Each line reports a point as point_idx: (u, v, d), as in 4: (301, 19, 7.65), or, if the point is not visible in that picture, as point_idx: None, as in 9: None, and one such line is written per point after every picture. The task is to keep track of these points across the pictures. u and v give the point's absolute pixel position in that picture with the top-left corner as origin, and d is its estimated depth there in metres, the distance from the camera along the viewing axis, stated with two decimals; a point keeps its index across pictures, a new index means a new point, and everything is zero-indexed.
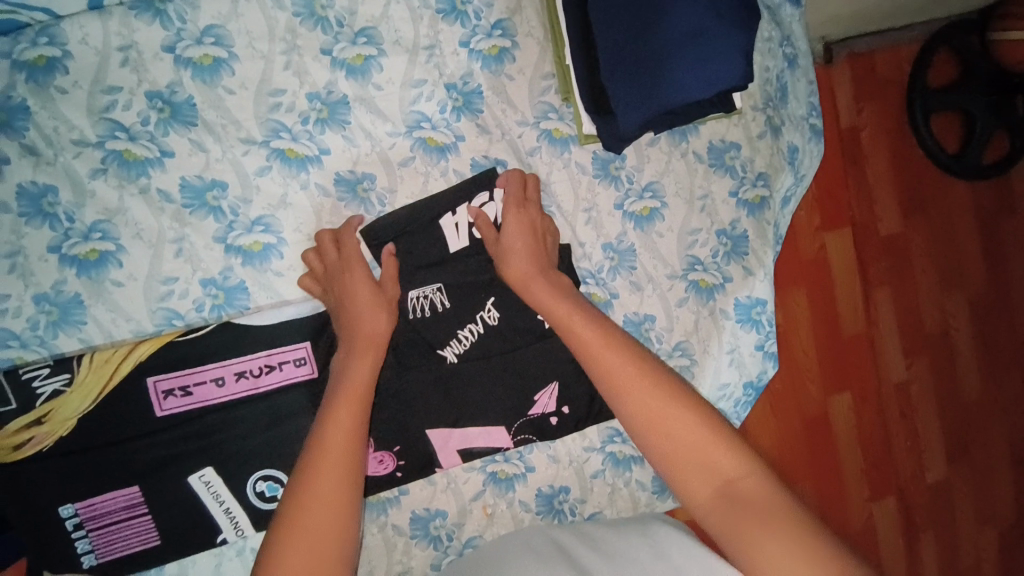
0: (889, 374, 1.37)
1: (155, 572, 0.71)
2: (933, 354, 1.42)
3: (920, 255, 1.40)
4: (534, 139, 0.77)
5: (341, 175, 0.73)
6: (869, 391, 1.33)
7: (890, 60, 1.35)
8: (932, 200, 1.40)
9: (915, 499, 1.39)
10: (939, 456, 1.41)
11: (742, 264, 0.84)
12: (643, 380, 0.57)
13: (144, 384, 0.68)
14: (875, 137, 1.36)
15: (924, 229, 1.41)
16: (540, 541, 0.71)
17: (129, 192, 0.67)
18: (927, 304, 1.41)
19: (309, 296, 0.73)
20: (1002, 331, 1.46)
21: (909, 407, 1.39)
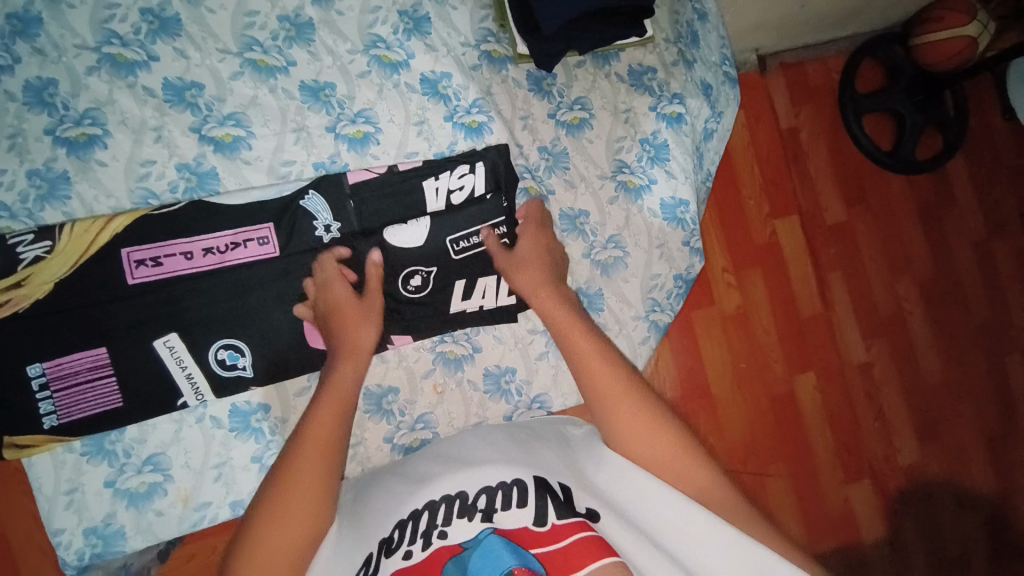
0: (851, 356, 1.42)
1: (117, 436, 0.75)
2: (891, 337, 1.46)
3: (869, 241, 1.48)
4: (475, 58, 0.90)
5: (306, 83, 0.84)
6: (830, 371, 1.38)
7: (820, 70, 1.46)
8: (876, 190, 1.49)
9: (891, 482, 1.42)
10: (908, 438, 1.44)
11: (664, 168, 0.95)
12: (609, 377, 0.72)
13: (119, 255, 0.75)
14: (814, 131, 1.46)
15: (868, 218, 1.48)
16: (501, 435, 0.80)
17: (117, 87, 0.78)
18: (880, 289, 1.47)
19: (272, 183, 0.82)
20: (958, 315, 1.52)
21: (873, 388, 1.43)
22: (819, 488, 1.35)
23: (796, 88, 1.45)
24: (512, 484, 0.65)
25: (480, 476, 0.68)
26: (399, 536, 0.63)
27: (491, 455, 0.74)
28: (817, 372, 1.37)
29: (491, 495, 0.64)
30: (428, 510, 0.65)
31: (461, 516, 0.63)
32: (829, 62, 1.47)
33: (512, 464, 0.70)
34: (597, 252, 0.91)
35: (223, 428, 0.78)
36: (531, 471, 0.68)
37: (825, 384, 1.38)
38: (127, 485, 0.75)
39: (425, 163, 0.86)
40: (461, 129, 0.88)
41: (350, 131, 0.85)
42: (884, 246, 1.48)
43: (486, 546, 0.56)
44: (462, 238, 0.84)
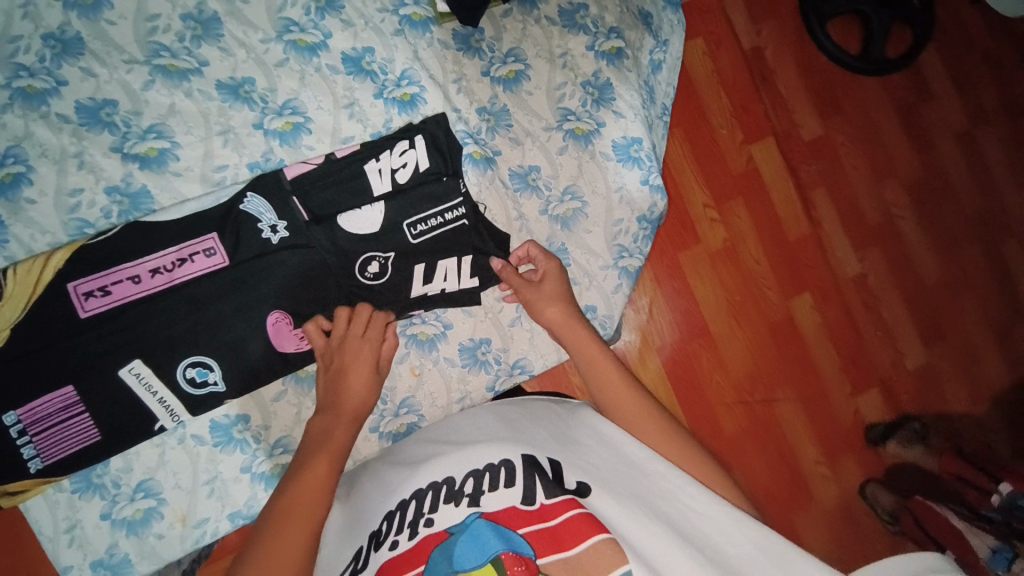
0: (847, 269, 1.40)
1: (104, 469, 0.76)
2: (885, 244, 1.43)
3: (849, 151, 1.43)
4: (395, 24, 0.85)
5: (222, 82, 0.80)
6: (828, 287, 1.36)
7: None
8: (849, 95, 1.43)
9: (902, 387, 1.40)
10: (915, 341, 1.42)
11: (611, 108, 0.91)
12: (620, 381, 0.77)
13: (66, 290, 0.74)
14: (777, 49, 1.40)
15: (845, 127, 1.43)
16: (493, 413, 0.79)
17: (31, 119, 0.75)
18: (866, 197, 1.43)
19: (208, 192, 0.79)
20: (948, 210, 1.48)
21: (872, 298, 1.41)
22: (831, 405, 1.34)
23: (755, 3, 1.38)
24: (501, 466, 0.65)
25: (470, 457, 0.68)
26: (388, 528, 0.64)
27: (485, 434, 0.73)
28: (815, 292, 1.35)
29: (478, 478, 0.65)
30: (415, 500, 0.65)
31: (448, 502, 0.63)
32: None
33: (501, 442, 0.70)
34: (554, 207, 0.88)
35: (207, 444, 0.79)
36: (519, 450, 0.67)
37: (824, 302, 1.35)
38: (123, 515, 0.76)
39: (362, 145, 0.83)
40: (393, 104, 0.85)
41: (278, 125, 0.82)
42: (866, 149, 1.44)
43: (473, 530, 0.58)
44: (420, 221, 0.82)
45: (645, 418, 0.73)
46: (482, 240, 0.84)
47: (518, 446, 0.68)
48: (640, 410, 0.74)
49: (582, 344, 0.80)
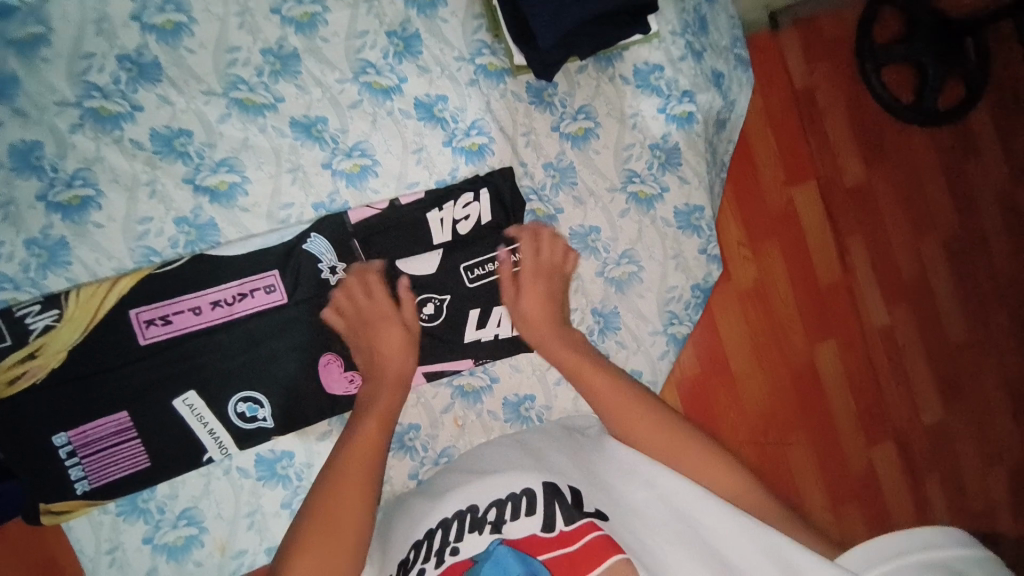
0: (874, 319, 1.38)
1: (150, 493, 0.78)
2: (914, 299, 1.42)
3: (889, 202, 1.41)
4: (470, 73, 0.85)
5: (296, 119, 0.80)
6: (852, 336, 1.34)
7: (835, 24, 1.36)
8: (895, 146, 1.41)
9: (916, 445, 1.39)
10: (933, 399, 1.41)
11: (676, 173, 0.90)
12: (623, 396, 0.75)
13: (127, 316, 0.75)
14: (830, 93, 1.37)
15: (887, 177, 1.41)
16: (516, 444, 0.80)
17: (105, 143, 0.75)
18: (900, 250, 1.41)
19: (273, 229, 0.80)
20: (981, 270, 1.46)
21: (896, 351, 1.39)
22: (844, 455, 1.33)
23: (812, 44, 1.36)
24: (521, 494, 0.66)
25: (491, 486, 0.70)
26: (415, 555, 0.65)
27: (511, 466, 0.73)
28: (838, 340, 1.33)
29: (500, 507, 0.65)
30: (442, 528, 0.66)
31: (472, 530, 0.63)
32: (845, 13, 1.37)
33: (524, 470, 0.71)
34: (611, 269, 0.88)
35: (250, 477, 0.80)
36: (540, 478, 0.68)
37: (847, 351, 1.34)
38: (165, 540, 0.78)
39: (427, 193, 0.83)
40: (461, 153, 0.85)
41: (346, 166, 0.82)
42: (904, 198, 1.42)
43: (495, 558, 0.55)
44: (477, 265, 0.83)
45: (657, 432, 0.72)
46: None
47: (542, 473, 0.70)
48: (647, 423, 0.73)
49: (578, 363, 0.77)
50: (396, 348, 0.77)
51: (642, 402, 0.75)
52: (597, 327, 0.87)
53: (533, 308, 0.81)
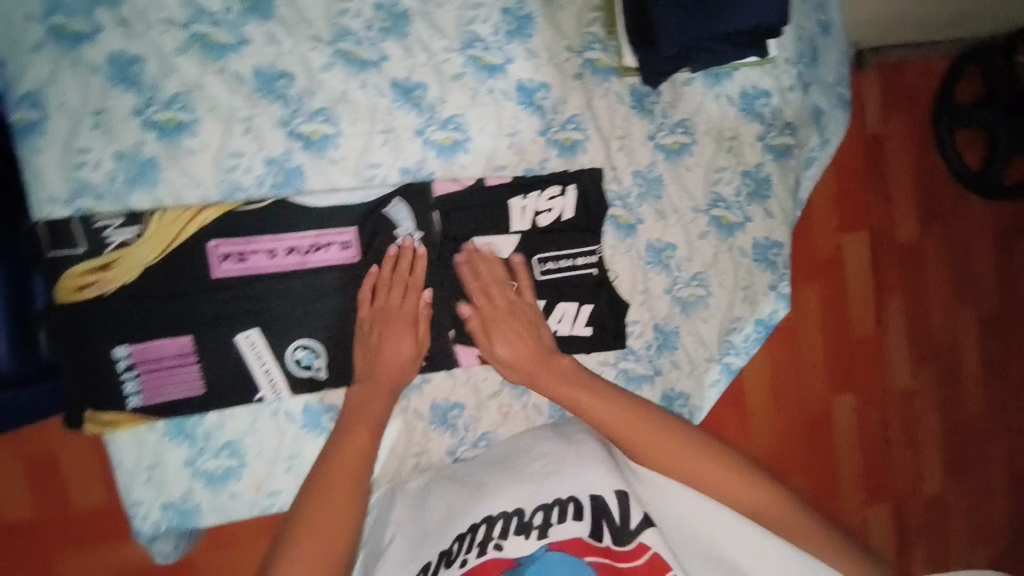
0: (897, 381, 1.37)
1: (199, 420, 0.78)
2: (942, 366, 1.39)
3: (938, 263, 1.36)
4: (578, 66, 0.83)
5: (397, 81, 0.78)
6: (872, 394, 1.35)
7: (919, 71, 1.30)
8: (954, 211, 1.36)
9: (911, 509, 1.39)
10: (937, 468, 1.40)
11: (763, 205, 0.89)
12: (645, 425, 0.67)
13: (205, 247, 0.75)
14: (899, 142, 1.32)
15: (941, 237, 1.36)
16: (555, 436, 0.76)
17: (209, 71, 0.73)
18: (939, 315, 1.37)
19: (358, 186, 0.79)
20: (1017, 349, 1.41)
21: (911, 414, 1.38)
22: (839, 505, 1.35)
23: (891, 88, 1.31)
24: (567, 499, 0.63)
25: (535, 486, 0.66)
26: (458, 548, 0.62)
27: (543, 466, 0.69)
28: (858, 394, 1.33)
29: (547, 511, 0.62)
30: (485, 523, 0.62)
31: (517, 532, 0.60)
32: (932, 64, 1.31)
33: (570, 470, 0.67)
34: (680, 289, 0.87)
35: (295, 423, 0.81)
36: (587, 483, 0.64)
37: (865, 407, 1.35)
38: (206, 466, 0.80)
39: (515, 179, 0.82)
40: (554, 145, 0.83)
41: (439, 137, 0.80)
42: (954, 261, 1.38)
43: (542, 565, 0.56)
44: (552, 259, 0.83)
45: (689, 466, 0.65)
46: (601, 299, 0.84)
47: (593, 474, 0.66)
48: (672, 454, 0.66)
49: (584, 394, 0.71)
50: (400, 363, 0.76)
51: (636, 419, 0.68)
52: (655, 344, 0.87)
53: (513, 348, 0.77)
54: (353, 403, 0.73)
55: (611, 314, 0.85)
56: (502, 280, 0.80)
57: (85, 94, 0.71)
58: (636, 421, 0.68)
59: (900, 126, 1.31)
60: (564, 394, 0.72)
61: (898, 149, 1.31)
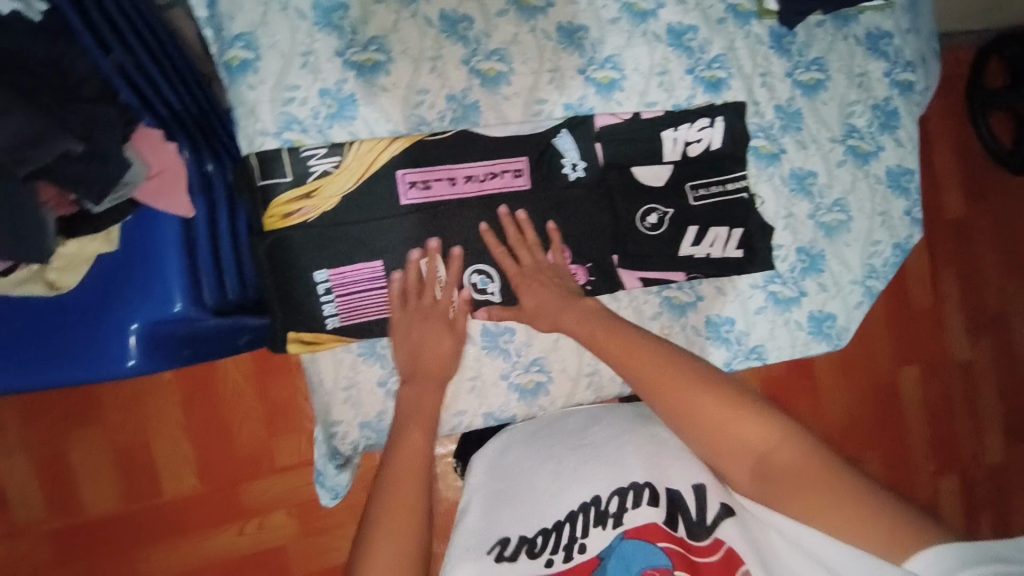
0: (956, 354, 1.59)
1: (389, 342, 0.84)
2: (997, 335, 1.62)
3: (987, 239, 1.60)
4: (722, 11, 0.91)
5: (562, 25, 0.86)
6: (931, 363, 1.58)
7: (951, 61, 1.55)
8: (995, 190, 1.60)
9: (976, 475, 1.61)
10: (997, 437, 1.62)
11: (893, 136, 0.96)
12: (674, 377, 0.69)
13: (394, 176, 0.80)
14: (941, 127, 1.57)
15: (987, 214, 1.60)
16: (626, 419, 0.79)
17: (403, 16, 0.81)
18: (993, 291, 1.61)
19: (528, 120, 0.85)
20: None
21: (973, 385, 1.61)
22: (913, 471, 1.56)
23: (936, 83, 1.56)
24: (642, 484, 0.66)
25: (599, 474, 0.69)
26: (542, 542, 0.66)
27: (615, 453, 0.71)
28: (921, 365, 1.57)
29: (622, 496, 0.66)
30: (568, 521, 0.66)
31: (596, 525, 0.64)
32: (960, 53, 1.55)
33: (637, 452, 0.70)
34: (822, 214, 0.93)
35: (476, 345, 0.86)
36: (653, 469, 0.68)
37: (928, 377, 1.58)
38: (395, 386, 0.85)
39: (666, 113, 0.88)
40: (701, 83, 0.90)
41: (598, 76, 0.88)
42: (995, 241, 1.61)
43: (622, 554, 0.61)
44: (703, 186, 0.89)
45: (718, 422, 0.66)
46: (751, 221, 0.89)
47: (662, 463, 0.69)
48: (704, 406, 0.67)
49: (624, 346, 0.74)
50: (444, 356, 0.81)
51: (670, 365, 0.71)
52: (801, 266, 0.92)
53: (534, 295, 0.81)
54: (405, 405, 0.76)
55: (761, 235, 0.89)
56: (530, 242, 0.83)
57: (294, 37, 0.78)
58: (665, 373, 0.69)
59: (939, 114, 1.56)
60: (603, 342, 0.76)
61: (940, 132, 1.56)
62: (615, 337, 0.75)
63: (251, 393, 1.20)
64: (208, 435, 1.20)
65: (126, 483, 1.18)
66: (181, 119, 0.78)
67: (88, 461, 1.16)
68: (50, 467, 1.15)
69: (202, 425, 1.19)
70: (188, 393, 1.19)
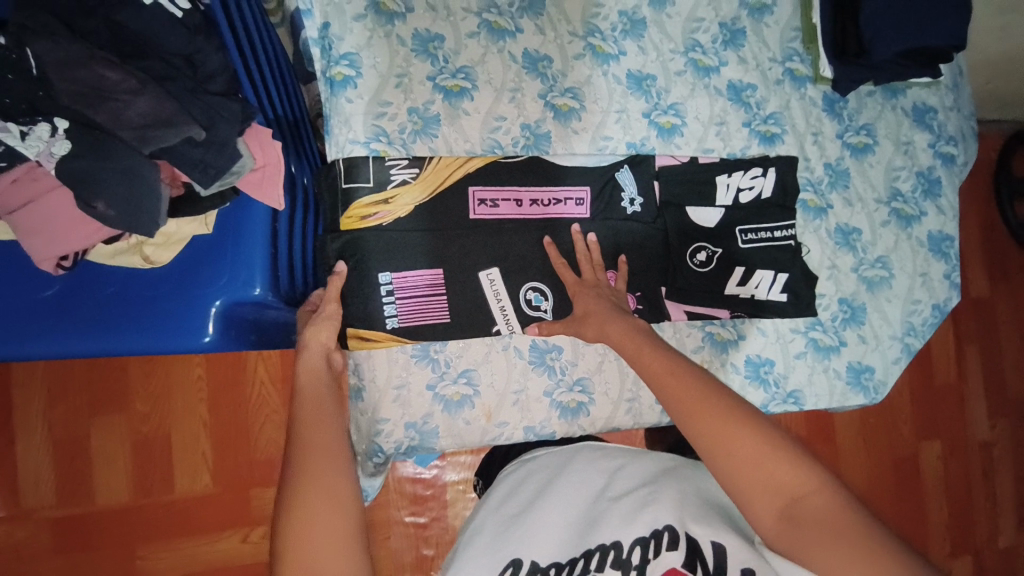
0: (976, 433, 1.59)
1: (440, 347, 0.86)
2: (1015, 418, 1.62)
3: (1008, 320, 1.62)
4: (779, 74, 0.98)
5: (632, 72, 0.94)
6: (952, 439, 1.57)
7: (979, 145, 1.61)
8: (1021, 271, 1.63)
9: (989, 560, 1.57)
10: (1011, 523, 1.59)
11: (935, 203, 1.00)
12: (708, 406, 0.64)
13: (467, 193, 0.86)
14: (969, 206, 1.61)
15: (1009, 295, 1.63)
16: (653, 470, 0.76)
17: (491, 51, 0.89)
18: (1011, 373, 1.62)
19: (594, 153, 0.91)
20: None
21: (990, 466, 1.59)
22: (929, 551, 1.52)
23: None
24: (663, 529, 0.65)
25: (621, 521, 0.68)
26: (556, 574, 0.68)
27: (634, 501, 0.70)
28: (941, 440, 1.56)
29: (644, 547, 0.64)
30: (583, 557, 0.67)
31: (615, 569, 0.64)
32: (988, 140, 1.61)
33: (663, 500, 0.68)
34: (865, 269, 0.96)
35: (523, 359, 0.88)
36: (678, 514, 0.66)
37: (948, 453, 1.56)
38: (445, 392, 0.86)
39: (721, 160, 0.94)
40: (756, 136, 0.96)
41: (661, 120, 0.94)
42: (1017, 324, 1.63)
43: None
44: (753, 230, 0.93)
45: (749, 456, 0.60)
46: (797, 267, 0.93)
47: (683, 509, 0.66)
48: (735, 435, 0.61)
49: (665, 369, 0.70)
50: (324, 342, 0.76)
51: (706, 397, 0.65)
52: (842, 316, 0.95)
53: (586, 301, 0.83)
54: (303, 384, 0.71)
55: (807, 283, 0.93)
56: (595, 264, 0.86)
57: (392, 60, 0.86)
58: (699, 401, 0.65)
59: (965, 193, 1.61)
60: (646, 363, 0.73)
61: (967, 211, 1.61)
62: (654, 356, 0.73)
63: (274, 399, 1.23)
64: (227, 435, 1.22)
65: (141, 473, 1.20)
66: (280, 123, 0.85)
67: (107, 448, 1.19)
68: (73, 448, 1.18)
69: (223, 424, 1.22)
70: (216, 390, 1.22)
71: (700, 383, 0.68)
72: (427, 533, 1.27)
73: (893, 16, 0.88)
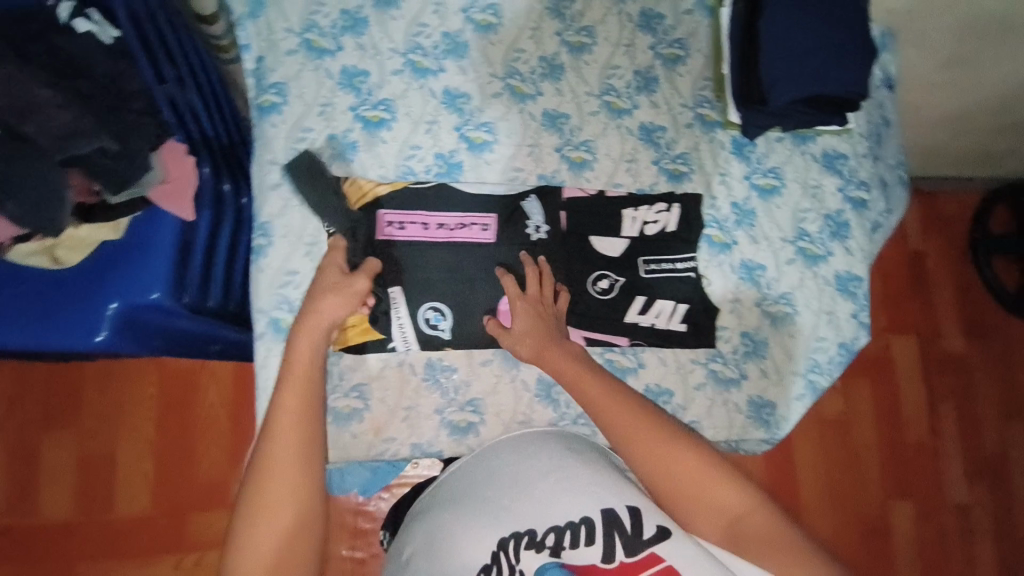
0: (952, 496, 1.53)
1: (337, 360, 0.89)
2: (994, 481, 1.56)
3: (984, 378, 1.59)
4: (690, 118, 1.04)
5: (548, 111, 1.00)
6: (927, 502, 1.51)
7: (953, 203, 1.64)
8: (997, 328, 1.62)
9: None
10: None
11: (843, 244, 1.03)
12: (644, 426, 0.67)
13: (376, 215, 0.90)
14: (939, 260, 1.62)
15: (982, 352, 1.60)
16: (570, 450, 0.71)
17: (412, 87, 0.96)
18: (990, 435, 1.58)
19: (502, 183, 0.97)
20: None
21: (967, 531, 1.52)
22: None
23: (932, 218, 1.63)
24: (581, 520, 0.59)
25: (536, 505, 0.62)
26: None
27: (552, 485, 0.64)
28: (914, 502, 1.51)
29: (560, 532, 0.59)
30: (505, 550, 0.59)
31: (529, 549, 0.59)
32: (964, 199, 1.65)
33: (580, 488, 0.62)
34: (768, 304, 0.99)
35: (418, 375, 0.91)
36: (598, 500, 0.60)
37: (920, 516, 1.50)
38: (336, 404, 0.88)
39: (629, 194, 0.98)
40: (665, 173, 1.01)
41: (572, 155, 1.00)
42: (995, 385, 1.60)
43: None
44: (655, 261, 0.96)
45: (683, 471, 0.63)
46: (695, 298, 0.96)
47: (603, 492, 0.61)
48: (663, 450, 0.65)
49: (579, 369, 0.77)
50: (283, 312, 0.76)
51: (646, 421, 0.68)
52: (743, 349, 0.98)
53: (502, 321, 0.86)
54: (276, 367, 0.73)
55: (703, 312, 0.97)
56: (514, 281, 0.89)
57: (317, 91, 0.93)
58: (639, 424, 0.67)
59: (938, 247, 1.61)
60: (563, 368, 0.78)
61: (940, 267, 1.60)
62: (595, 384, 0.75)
63: (222, 424, 1.24)
64: (172, 458, 1.23)
65: (83, 491, 1.20)
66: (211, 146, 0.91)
67: (53, 464, 1.20)
68: (20, 462, 1.20)
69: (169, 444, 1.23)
70: (168, 411, 1.24)
71: (640, 408, 0.69)
72: (364, 569, 1.24)
73: (785, 65, 0.93)
